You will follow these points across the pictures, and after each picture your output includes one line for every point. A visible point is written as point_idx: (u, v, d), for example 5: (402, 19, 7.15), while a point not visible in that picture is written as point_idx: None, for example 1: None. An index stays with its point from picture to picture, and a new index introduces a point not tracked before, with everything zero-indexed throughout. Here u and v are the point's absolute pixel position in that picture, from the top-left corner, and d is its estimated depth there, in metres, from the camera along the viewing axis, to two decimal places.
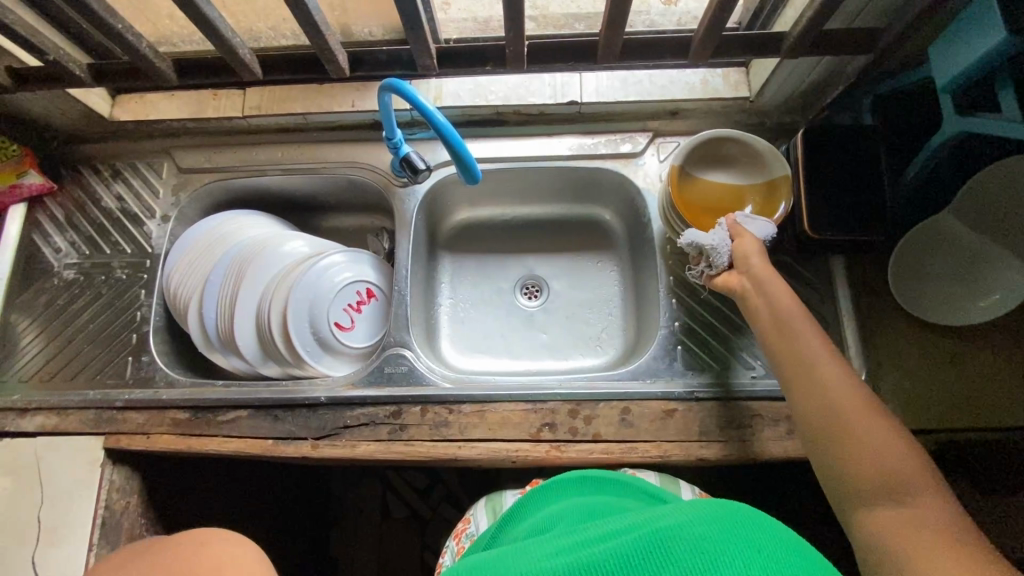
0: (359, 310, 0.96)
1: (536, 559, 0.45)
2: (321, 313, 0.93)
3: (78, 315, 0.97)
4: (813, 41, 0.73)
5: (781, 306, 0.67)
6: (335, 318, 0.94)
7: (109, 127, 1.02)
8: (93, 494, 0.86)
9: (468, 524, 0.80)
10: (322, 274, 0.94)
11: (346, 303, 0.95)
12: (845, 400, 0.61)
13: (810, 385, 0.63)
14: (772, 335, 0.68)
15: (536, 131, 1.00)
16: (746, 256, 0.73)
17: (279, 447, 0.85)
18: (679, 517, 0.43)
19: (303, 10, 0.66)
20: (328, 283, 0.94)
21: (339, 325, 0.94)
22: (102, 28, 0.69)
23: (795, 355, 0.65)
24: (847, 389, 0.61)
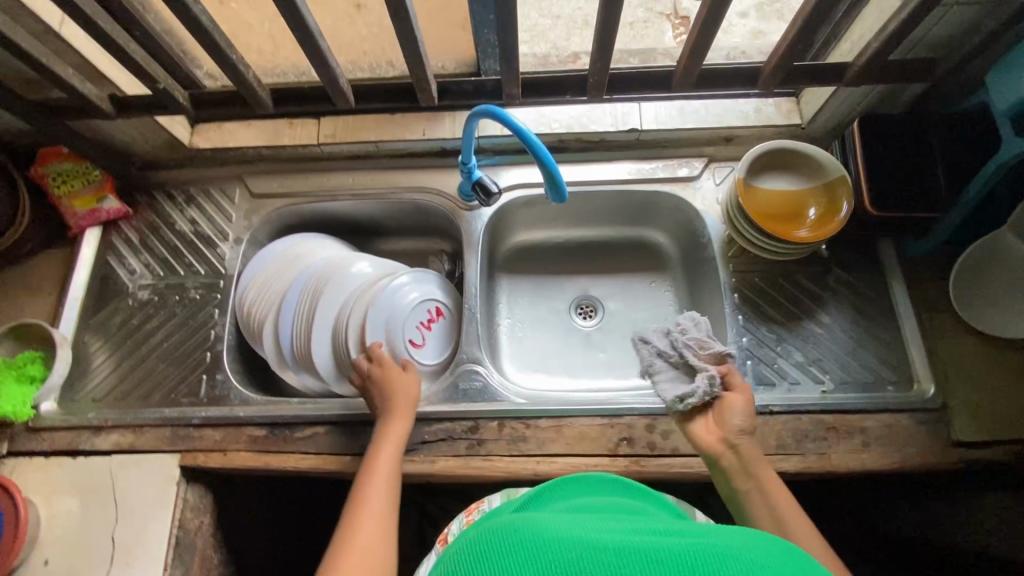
0: (429, 328, 0.98)
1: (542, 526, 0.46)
2: (397, 332, 0.94)
3: (152, 334, 0.99)
4: (877, 70, 0.78)
5: (751, 462, 0.70)
6: (409, 336, 0.95)
7: (186, 155, 1.07)
8: (169, 513, 0.86)
9: (480, 502, 0.79)
10: (395, 294, 0.96)
11: (418, 321, 0.97)
12: (789, 508, 0.66)
13: (762, 506, 0.67)
14: (739, 482, 0.70)
15: (598, 156, 1.05)
16: (733, 415, 0.73)
17: (358, 463, 0.86)
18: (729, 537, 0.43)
19: (411, 41, 0.71)
20: (400, 304, 0.96)
21: (413, 342, 0.96)
22: (218, 59, 0.74)
23: (757, 492, 0.68)
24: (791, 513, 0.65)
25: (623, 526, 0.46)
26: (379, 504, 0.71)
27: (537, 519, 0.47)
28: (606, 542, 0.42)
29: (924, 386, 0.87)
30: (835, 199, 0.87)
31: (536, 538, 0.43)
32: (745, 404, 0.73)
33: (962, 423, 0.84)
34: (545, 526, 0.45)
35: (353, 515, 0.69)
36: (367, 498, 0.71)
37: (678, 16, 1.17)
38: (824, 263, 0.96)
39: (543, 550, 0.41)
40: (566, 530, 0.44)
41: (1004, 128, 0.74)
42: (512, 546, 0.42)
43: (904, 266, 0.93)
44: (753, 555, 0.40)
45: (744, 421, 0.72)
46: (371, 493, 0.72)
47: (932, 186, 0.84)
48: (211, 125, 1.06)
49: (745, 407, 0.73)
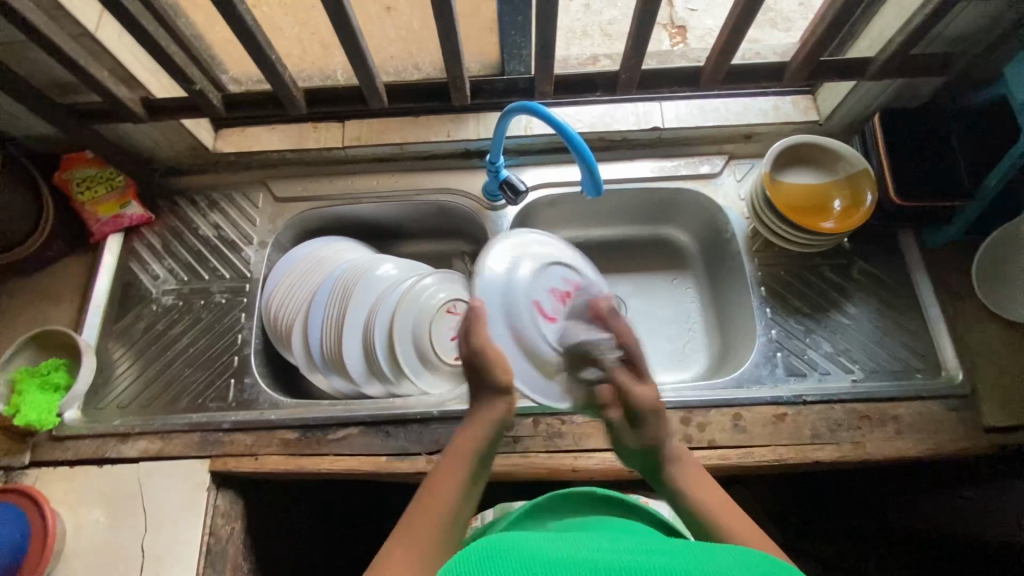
0: (564, 301, 0.83)
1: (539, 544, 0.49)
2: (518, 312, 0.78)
3: (177, 340, 0.98)
4: (900, 64, 0.80)
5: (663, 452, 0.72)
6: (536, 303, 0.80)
7: (210, 159, 1.06)
8: (200, 520, 0.84)
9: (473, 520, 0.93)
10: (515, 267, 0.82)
11: (552, 288, 0.83)
12: (717, 508, 0.64)
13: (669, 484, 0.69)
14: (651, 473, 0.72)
15: (620, 155, 1.06)
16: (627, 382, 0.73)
17: (393, 463, 0.85)
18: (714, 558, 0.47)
19: (452, 38, 0.72)
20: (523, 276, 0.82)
21: (544, 311, 0.80)
22: (257, 58, 0.75)
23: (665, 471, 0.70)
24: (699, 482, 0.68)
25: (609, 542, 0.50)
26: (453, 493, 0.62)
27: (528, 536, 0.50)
28: (595, 563, 0.46)
29: (953, 373, 0.88)
30: (859, 190, 0.89)
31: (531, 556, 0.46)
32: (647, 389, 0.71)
33: (991, 408, 0.85)
34: (535, 544, 0.49)
35: (431, 489, 0.63)
36: (450, 475, 0.64)
37: (675, 26, 1.23)
38: (847, 255, 0.97)
39: (535, 564, 0.45)
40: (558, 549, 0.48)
41: (1022, 117, 0.76)
42: (505, 559, 0.46)
43: (926, 256, 0.95)
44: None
45: (638, 397, 0.71)
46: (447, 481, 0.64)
47: (954, 176, 0.86)
48: (235, 130, 1.06)
49: (642, 387, 0.72)
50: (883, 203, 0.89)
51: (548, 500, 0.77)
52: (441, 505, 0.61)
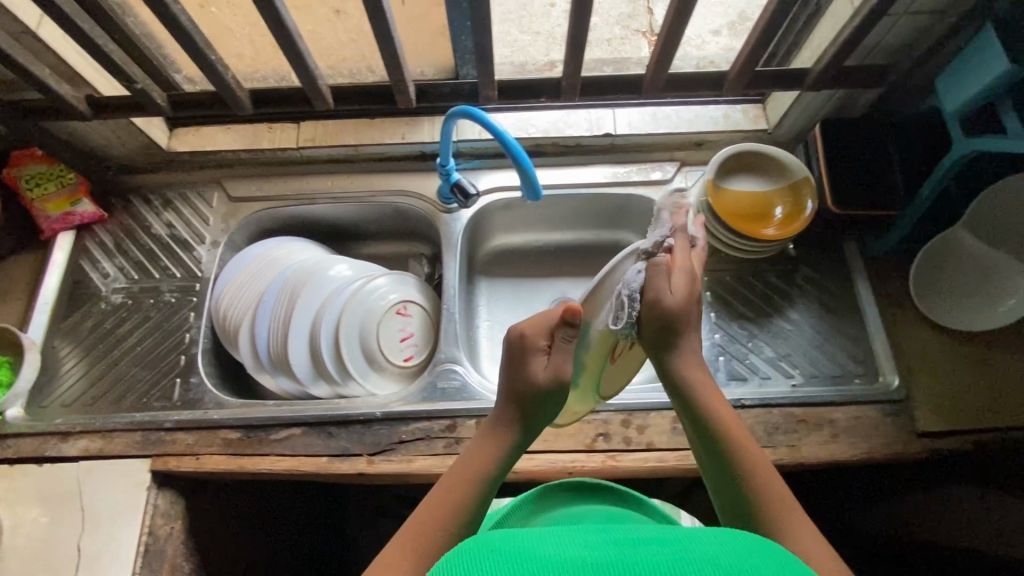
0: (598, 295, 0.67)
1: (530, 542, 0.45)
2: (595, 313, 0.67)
3: (125, 338, 0.97)
4: (834, 76, 0.82)
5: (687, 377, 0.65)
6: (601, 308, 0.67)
7: (163, 158, 1.06)
8: (139, 518, 0.84)
9: None
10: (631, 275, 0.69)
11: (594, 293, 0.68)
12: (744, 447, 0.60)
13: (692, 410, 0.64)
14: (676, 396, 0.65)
15: (573, 160, 1.07)
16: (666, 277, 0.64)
17: (334, 464, 0.85)
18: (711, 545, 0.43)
19: (388, 42, 0.73)
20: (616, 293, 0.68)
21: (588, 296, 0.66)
22: (197, 58, 0.75)
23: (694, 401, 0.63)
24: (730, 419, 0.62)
25: (606, 537, 0.46)
26: (468, 487, 0.60)
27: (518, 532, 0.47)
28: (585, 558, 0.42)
29: (889, 378, 0.90)
30: (800, 198, 0.91)
31: (524, 554, 0.42)
32: (680, 289, 0.63)
33: (924, 413, 0.87)
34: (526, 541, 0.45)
35: (450, 483, 0.61)
36: (469, 468, 0.62)
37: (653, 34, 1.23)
38: (792, 262, 0.99)
39: (520, 562, 0.41)
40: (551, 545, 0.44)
41: (953, 128, 0.78)
42: (487, 557, 0.42)
43: (868, 264, 0.97)
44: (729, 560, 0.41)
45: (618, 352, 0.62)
46: (466, 475, 0.61)
47: (889, 185, 0.88)
48: (190, 129, 1.06)
49: (677, 291, 0.63)
50: (823, 210, 0.91)
51: (545, 489, 0.79)
52: (451, 497, 0.59)
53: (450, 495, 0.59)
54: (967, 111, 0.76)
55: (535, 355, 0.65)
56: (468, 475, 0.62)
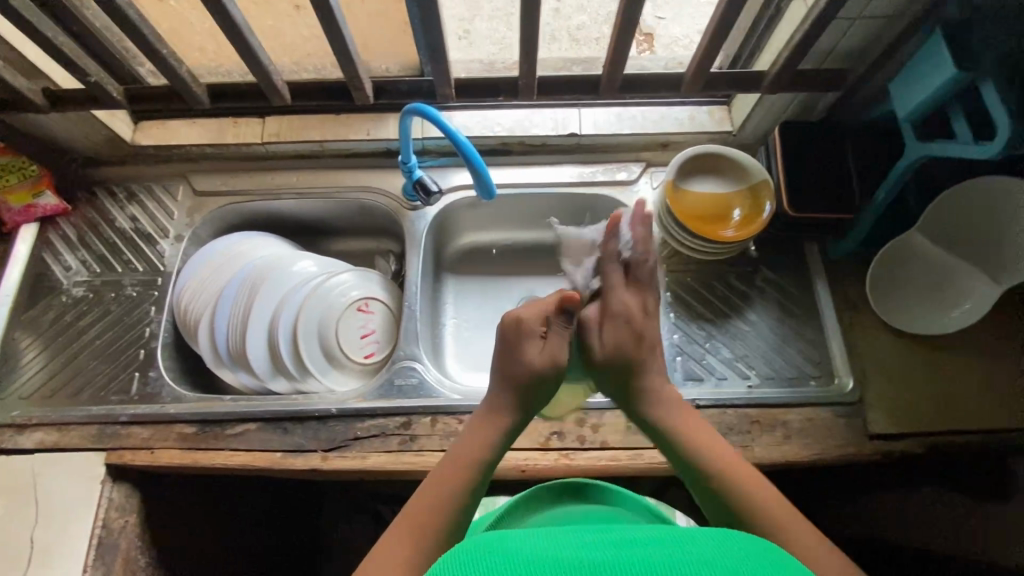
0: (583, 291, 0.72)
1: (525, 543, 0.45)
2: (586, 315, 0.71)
3: (85, 332, 0.97)
4: (789, 79, 0.82)
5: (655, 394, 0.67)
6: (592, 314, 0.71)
7: (129, 151, 1.06)
8: (92, 511, 0.84)
9: None
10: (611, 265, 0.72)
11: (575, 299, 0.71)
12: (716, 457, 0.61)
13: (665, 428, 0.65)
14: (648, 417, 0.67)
15: (539, 159, 1.07)
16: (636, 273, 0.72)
17: (288, 459, 0.86)
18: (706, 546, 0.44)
19: (339, 39, 0.73)
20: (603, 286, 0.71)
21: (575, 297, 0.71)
22: (148, 52, 0.76)
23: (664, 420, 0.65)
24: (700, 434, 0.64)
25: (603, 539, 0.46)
26: (462, 477, 0.60)
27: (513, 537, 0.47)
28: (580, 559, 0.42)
29: (844, 381, 0.90)
30: (759, 201, 0.91)
31: (521, 556, 0.43)
32: (607, 346, 0.68)
33: (877, 416, 0.87)
34: (522, 545, 0.45)
35: (443, 474, 0.61)
36: (463, 458, 0.62)
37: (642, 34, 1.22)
38: (753, 264, 0.99)
39: (515, 564, 0.42)
40: (547, 549, 0.44)
41: (906, 133, 0.78)
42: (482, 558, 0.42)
43: (829, 267, 0.98)
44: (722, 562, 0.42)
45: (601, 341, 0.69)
46: (460, 465, 0.61)
47: (845, 189, 0.89)
48: (155, 122, 1.05)
49: (604, 346, 0.68)
50: (780, 212, 0.91)
51: (546, 490, 0.80)
52: (445, 490, 0.59)
53: (443, 486, 0.59)
54: (919, 115, 0.76)
55: (535, 340, 0.66)
56: (462, 466, 0.61)
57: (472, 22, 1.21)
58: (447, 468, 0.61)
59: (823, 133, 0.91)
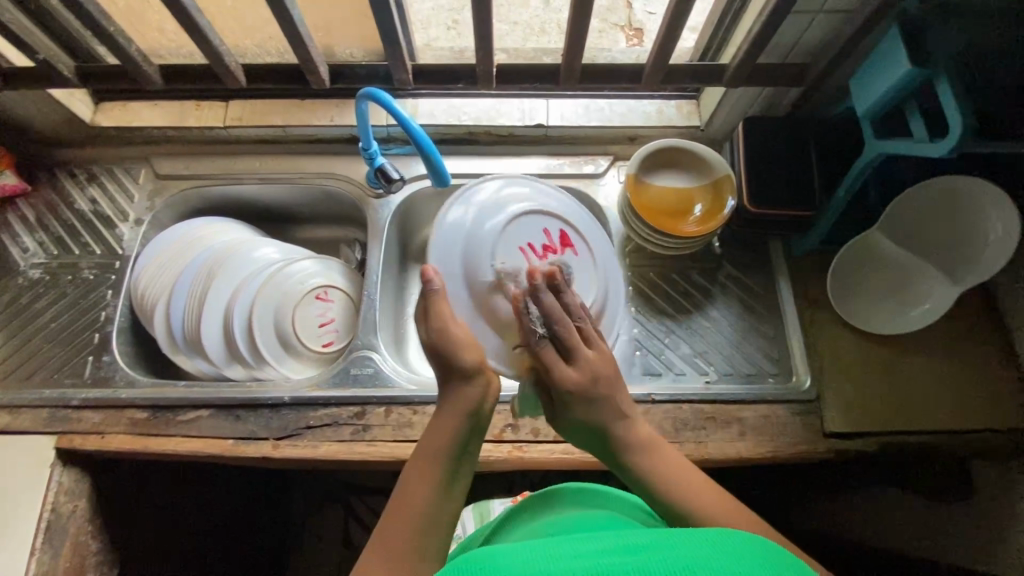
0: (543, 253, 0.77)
1: (516, 557, 0.45)
2: (481, 270, 0.73)
3: (40, 314, 0.96)
4: (750, 73, 0.82)
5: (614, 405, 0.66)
6: (502, 264, 0.74)
7: (89, 132, 1.04)
8: (40, 495, 0.83)
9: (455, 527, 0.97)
10: (474, 217, 0.76)
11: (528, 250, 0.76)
12: (681, 477, 0.62)
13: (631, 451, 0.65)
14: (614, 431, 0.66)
15: (507, 150, 1.06)
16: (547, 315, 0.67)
17: (239, 447, 0.85)
18: (709, 550, 0.44)
19: (288, 22, 0.72)
20: (474, 237, 0.75)
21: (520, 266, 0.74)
22: (96, 31, 0.74)
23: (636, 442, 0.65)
24: (666, 452, 0.65)
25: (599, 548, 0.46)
26: (437, 458, 0.60)
27: (504, 550, 0.47)
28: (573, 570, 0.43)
29: (801, 379, 0.90)
30: (720, 197, 0.90)
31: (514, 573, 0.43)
32: (569, 372, 0.65)
33: (834, 415, 0.87)
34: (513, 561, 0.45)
35: (418, 461, 0.60)
36: (435, 439, 0.61)
37: (632, 28, 1.20)
38: (716, 259, 0.99)
39: None
40: (541, 562, 0.44)
41: (865, 131, 0.78)
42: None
43: (792, 264, 0.97)
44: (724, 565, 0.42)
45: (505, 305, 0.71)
46: (434, 448, 0.61)
47: (808, 185, 0.88)
48: (116, 103, 1.04)
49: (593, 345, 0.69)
50: (742, 208, 0.91)
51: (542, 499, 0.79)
52: (426, 477, 0.59)
53: (420, 472, 0.59)
54: (878, 113, 0.76)
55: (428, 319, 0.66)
56: (434, 446, 0.61)
57: (462, 12, 1.19)
58: (421, 453, 0.61)
59: (787, 129, 0.90)
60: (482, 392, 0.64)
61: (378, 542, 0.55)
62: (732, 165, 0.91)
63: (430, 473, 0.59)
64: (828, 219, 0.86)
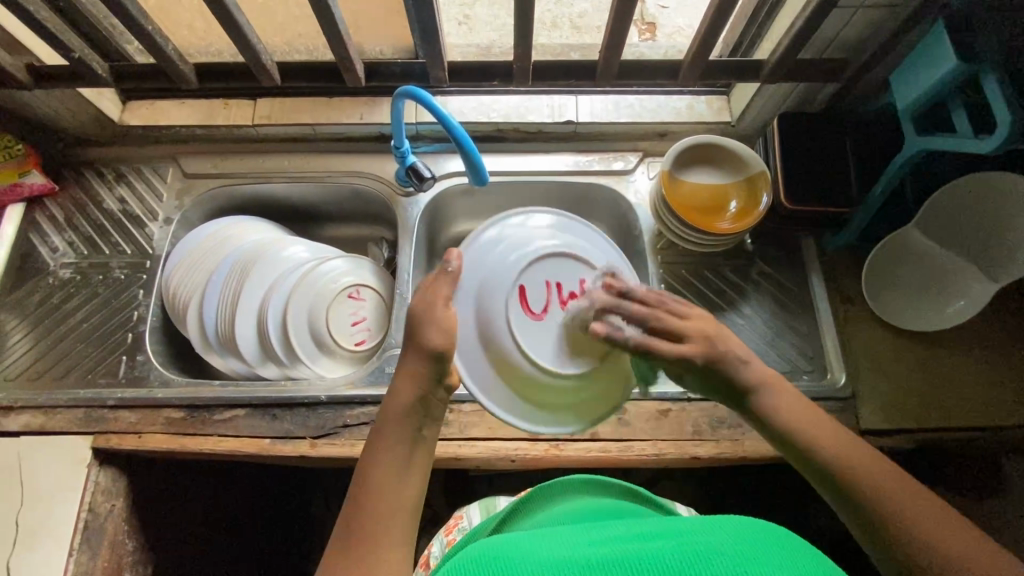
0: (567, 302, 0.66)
1: (541, 547, 0.51)
2: (501, 284, 0.65)
3: (71, 314, 0.96)
4: (789, 69, 0.81)
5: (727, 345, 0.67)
6: (522, 285, 0.65)
7: (116, 132, 1.04)
8: (78, 495, 0.83)
9: (460, 520, 0.90)
10: (519, 236, 0.69)
11: (551, 286, 0.66)
12: (801, 415, 0.63)
13: (745, 390, 0.66)
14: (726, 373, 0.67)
15: (536, 147, 1.05)
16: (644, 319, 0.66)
17: (276, 446, 0.85)
18: (714, 534, 0.48)
19: (330, 20, 0.72)
20: (513, 254, 0.67)
21: (531, 302, 0.65)
22: (135, 30, 0.74)
23: (748, 385, 0.66)
24: (782, 391, 0.66)
25: (616, 537, 0.51)
26: (391, 447, 0.60)
27: (524, 544, 0.52)
28: (589, 557, 0.47)
29: (836, 376, 0.90)
30: (755, 194, 0.90)
31: (535, 560, 0.48)
32: (685, 348, 0.66)
33: (871, 412, 0.87)
34: (534, 553, 0.50)
35: (373, 451, 0.60)
36: (387, 427, 0.61)
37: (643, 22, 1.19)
38: (748, 256, 0.98)
39: (525, 565, 0.47)
40: (558, 551, 0.49)
41: (906, 127, 0.77)
42: (499, 562, 0.48)
43: (825, 261, 0.97)
44: (725, 547, 0.46)
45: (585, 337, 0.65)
46: (388, 435, 0.61)
47: (844, 182, 0.88)
48: (143, 102, 1.04)
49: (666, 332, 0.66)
50: (777, 205, 0.91)
51: (548, 487, 0.78)
52: (380, 466, 0.59)
53: (376, 460, 0.59)
54: (919, 109, 0.75)
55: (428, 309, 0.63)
56: (388, 435, 0.61)
57: (472, 7, 1.19)
58: (377, 442, 0.61)
59: (823, 126, 0.90)
60: (434, 377, 0.62)
61: (340, 537, 0.56)
62: (767, 161, 0.90)
63: (383, 462, 0.59)
64: (865, 216, 0.86)
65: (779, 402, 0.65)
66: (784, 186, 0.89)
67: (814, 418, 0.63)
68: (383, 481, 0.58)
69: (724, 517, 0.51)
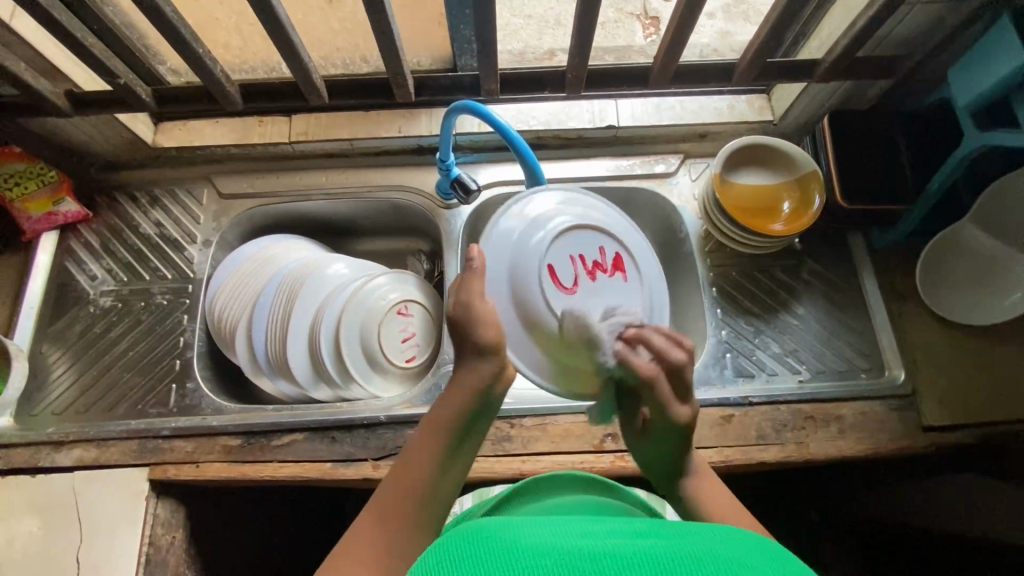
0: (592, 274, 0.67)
1: (529, 530, 0.45)
2: (527, 265, 0.66)
3: (115, 343, 0.94)
4: (845, 68, 0.80)
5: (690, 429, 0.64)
6: (547, 262, 0.66)
7: (148, 154, 1.02)
8: (137, 528, 0.81)
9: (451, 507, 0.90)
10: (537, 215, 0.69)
11: (574, 258, 0.67)
12: (725, 511, 0.61)
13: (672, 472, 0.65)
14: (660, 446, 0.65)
15: (578, 154, 1.04)
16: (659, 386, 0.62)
17: (339, 470, 0.84)
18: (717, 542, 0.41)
19: (388, 36, 0.71)
20: (531, 233, 0.68)
21: (559, 278, 0.66)
22: (184, 52, 0.72)
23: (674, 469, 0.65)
24: (710, 487, 0.64)
25: (609, 532, 0.45)
26: (439, 437, 0.58)
27: (510, 526, 0.46)
28: (578, 547, 0.41)
29: (895, 373, 0.90)
30: (806, 194, 0.90)
31: (517, 543, 0.42)
32: (687, 412, 0.63)
33: (932, 408, 0.87)
34: (514, 534, 0.43)
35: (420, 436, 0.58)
36: (438, 415, 0.59)
37: (649, 17, 1.18)
38: (798, 256, 0.98)
39: (509, 545, 0.41)
40: (546, 537, 0.43)
41: (966, 123, 0.76)
42: (483, 541, 0.42)
43: (876, 258, 0.96)
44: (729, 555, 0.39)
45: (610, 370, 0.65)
46: (437, 423, 0.58)
47: (897, 179, 0.88)
48: (175, 123, 1.02)
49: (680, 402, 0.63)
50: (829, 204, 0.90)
51: (547, 480, 0.75)
52: (421, 453, 0.56)
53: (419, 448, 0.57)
54: (980, 104, 0.74)
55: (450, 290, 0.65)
56: (434, 424, 0.58)
57: None
58: (422, 429, 0.58)
59: (874, 123, 0.89)
60: (496, 373, 0.60)
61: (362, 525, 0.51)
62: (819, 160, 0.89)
63: (426, 449, 0.57)
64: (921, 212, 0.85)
65: (702, 498, 0.62)
66: (837, 185, 0.88)
67: (736, 515, 0.60)
68: (422, 471, 0.55)
69: (728, 527, 0.44)
